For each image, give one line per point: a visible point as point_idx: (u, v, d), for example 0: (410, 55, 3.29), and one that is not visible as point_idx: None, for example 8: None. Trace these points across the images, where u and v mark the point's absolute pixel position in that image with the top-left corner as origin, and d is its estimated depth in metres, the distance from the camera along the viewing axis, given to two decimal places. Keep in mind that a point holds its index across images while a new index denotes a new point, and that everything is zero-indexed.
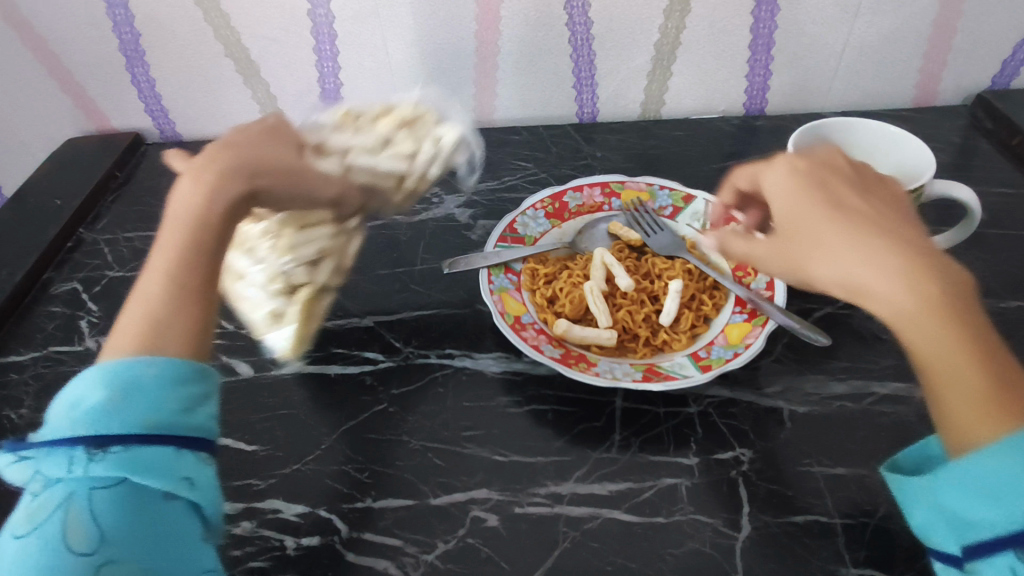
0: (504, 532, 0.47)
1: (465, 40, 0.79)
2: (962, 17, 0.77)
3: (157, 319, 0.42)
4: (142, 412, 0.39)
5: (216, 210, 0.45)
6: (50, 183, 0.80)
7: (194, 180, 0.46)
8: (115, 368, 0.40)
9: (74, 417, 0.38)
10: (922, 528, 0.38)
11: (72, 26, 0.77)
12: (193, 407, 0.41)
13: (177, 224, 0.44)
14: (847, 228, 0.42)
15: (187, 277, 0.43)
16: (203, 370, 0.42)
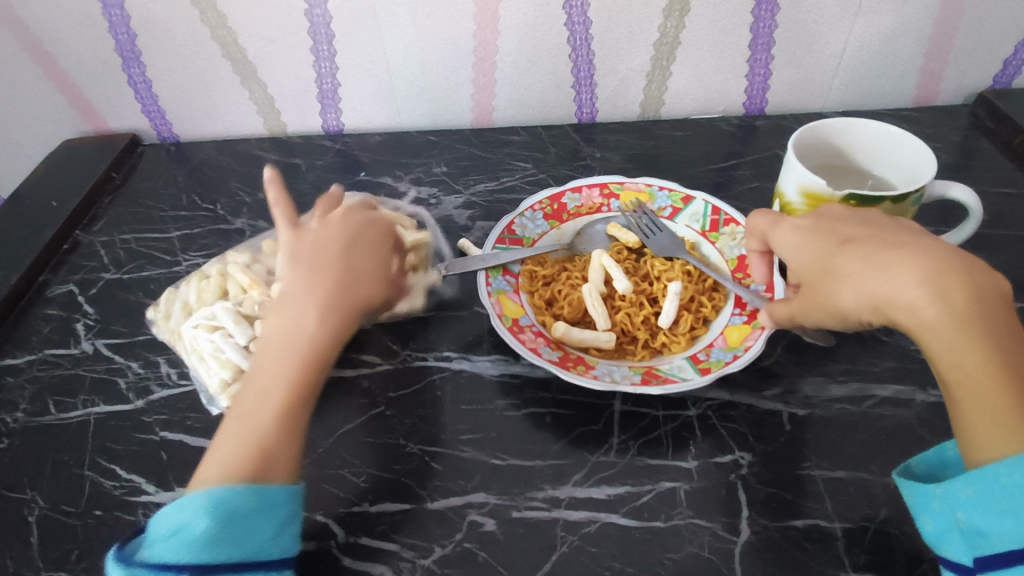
0: (502, 537, 0.47)
1: (463, 40, 0.78)
2: (963, 16, 0.77)
3: (266, 451, 0.42)
4: (239, 545, 0.39)
5: (321, 340, 0.46)
6: (47, 185, 0.80)
7: (317, 311, 0.47)
8: (220, 497, 0.40)
9: (179, 542, 0.39)
10: (936, 539, 0.40)
11: (68, 27, 0.77)
12: (283, 530, 0.42)
13: (289, 355, 0.45)
14: (861, 253, 0.44)
15: (297, 413, 0.44)
16: (291, 490, 0.43)
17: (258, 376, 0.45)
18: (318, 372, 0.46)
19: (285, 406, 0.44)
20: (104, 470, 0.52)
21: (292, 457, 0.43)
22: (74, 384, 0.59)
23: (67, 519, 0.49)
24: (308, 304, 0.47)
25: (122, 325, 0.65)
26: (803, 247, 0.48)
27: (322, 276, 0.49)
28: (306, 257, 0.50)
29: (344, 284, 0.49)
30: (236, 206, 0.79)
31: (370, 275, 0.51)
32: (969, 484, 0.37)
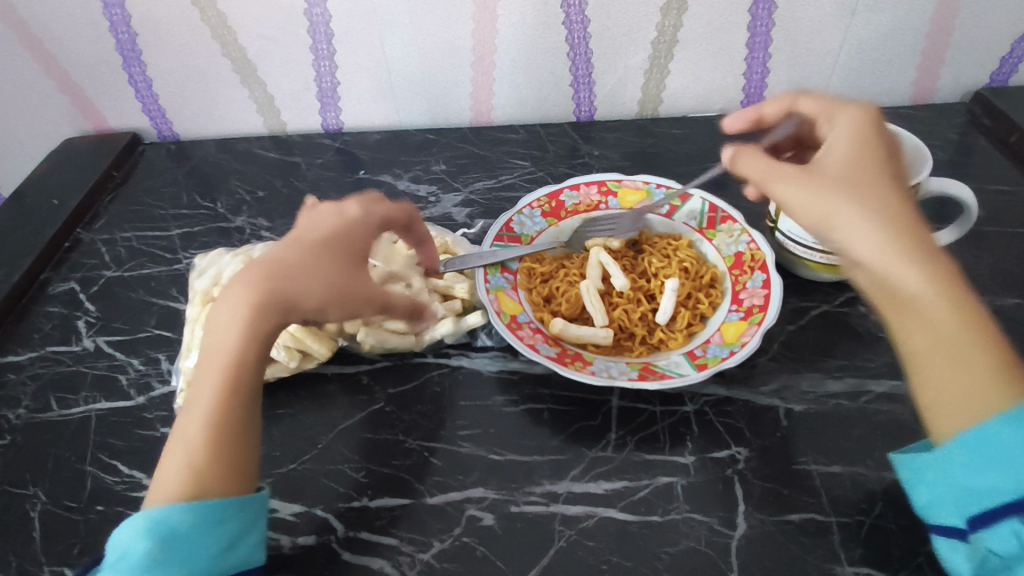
0: (500, 531, 0.47)
1: (462, 39, 0.78)
2: (959, 14, 0.77)
3: (197, 469, 0.42)
4: (179, 563, 0.39)
5: (250, 356, 0.44)
6: (48, 183, 0.80)
7: (240, 310, 0.44)
8: (155, 517, 0.40)
9: (121, 567, 0.39)
10: (929, 508, 0.41)
11: (69, 26, 0.77)
12: (234, 543, 0.41)
13: (213, 364, 0.44)
14: (882, 196, 0.43)
15: (225, 429, 0.43)
16: (237, 501, 0.42)
17: (194, 385, 0.45)
18: (248, 382, 0.44)
19: (218, 414, 0.43)
20: (106, 466, 0.53)
21: (224, 463, 0.42)
22: (75, 381, 0.60)
23: (68, 514, 0.50)
24: (237, 305, 0.44)
25: (123, 323, 0.65)
26: (847, 158, 0.46)
27: (290, 261, 0.46)
28: (278, 250, 0.48)
29: (288, 284, 0.45)
30: (237, 204, 0.80)
31: (321, 275, 0.46)
32: (962, 449, 0.38)
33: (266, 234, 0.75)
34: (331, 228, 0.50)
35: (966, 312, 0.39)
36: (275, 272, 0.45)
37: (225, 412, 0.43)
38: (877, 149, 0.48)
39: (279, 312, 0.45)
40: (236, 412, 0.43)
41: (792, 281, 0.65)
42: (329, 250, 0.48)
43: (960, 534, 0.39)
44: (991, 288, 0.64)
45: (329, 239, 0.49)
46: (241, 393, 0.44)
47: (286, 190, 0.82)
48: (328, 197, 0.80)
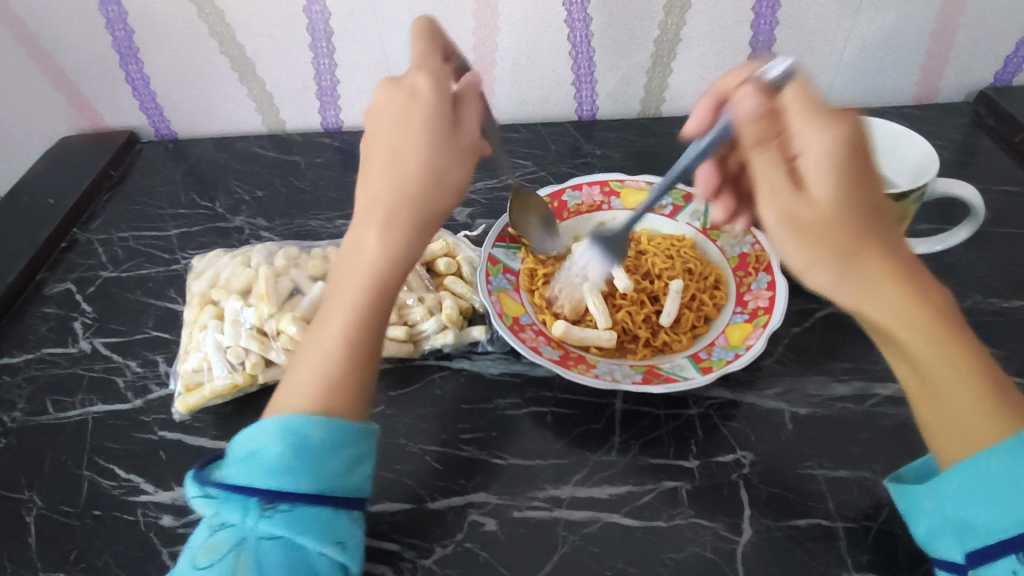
0: (503, 537, 0.46)
1: (462, 37, 0.78)
2: (964, 14, 0.76)
3: (334, 383, 0.44)
4: (306, 474, 0.41)
5: (392, 274, 0.46)
6: (44, 183, 0.79)
7: (379, 229, 0.46)
8: (292, 424, 0.42)
9: (253, 465, 0.41)
10: (930, 537, 0.41)
11: (65, 24, 0.77)
12: (353, 468, 0.42)
13: (358, 281, 0.45)
14: (862, 245, 0.41)
15: (365, 346, 0.45)
16: (363, 429, 0.44)
17: (332, 301, 0.46)
18: (389, 296, 0.46)
19: (353, 336, 0.45)
20: (103, 469, 0.52)
21: (357, 390, 0.44)
22: (72, 383, 0.59)
23: (65, 519, 0.49)
24: (375, 223, 0.46)
25: (120, 324, 0.64)
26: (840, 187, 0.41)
27: (421, 172, 0.45)
28: (397, 159, 0.46)
29: (421, 205, 0.46)
30: (235, 204, 0.79)
31: (445, 188, 0.46)
32: (954, 481, 0.39)
33: (265, 235, 0.74)
34: (433, 118, 0.46)
35: (949, 346, 0.40)
36: (408, 190, 0.45)
37: (359, 334, 0.45)
38: (855, 165, 0.41)
39: (416, 230, 0.46)
40: (370, 333, 0.46)
41: (796, 283, 0.65)
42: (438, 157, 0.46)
43: (960, 568, 0.39)
44: (996, 290, 0.64)
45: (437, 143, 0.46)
46: (381, 308, 0.46)
47: (285, 189, 0.81)
48: (328, 197, 0.79)
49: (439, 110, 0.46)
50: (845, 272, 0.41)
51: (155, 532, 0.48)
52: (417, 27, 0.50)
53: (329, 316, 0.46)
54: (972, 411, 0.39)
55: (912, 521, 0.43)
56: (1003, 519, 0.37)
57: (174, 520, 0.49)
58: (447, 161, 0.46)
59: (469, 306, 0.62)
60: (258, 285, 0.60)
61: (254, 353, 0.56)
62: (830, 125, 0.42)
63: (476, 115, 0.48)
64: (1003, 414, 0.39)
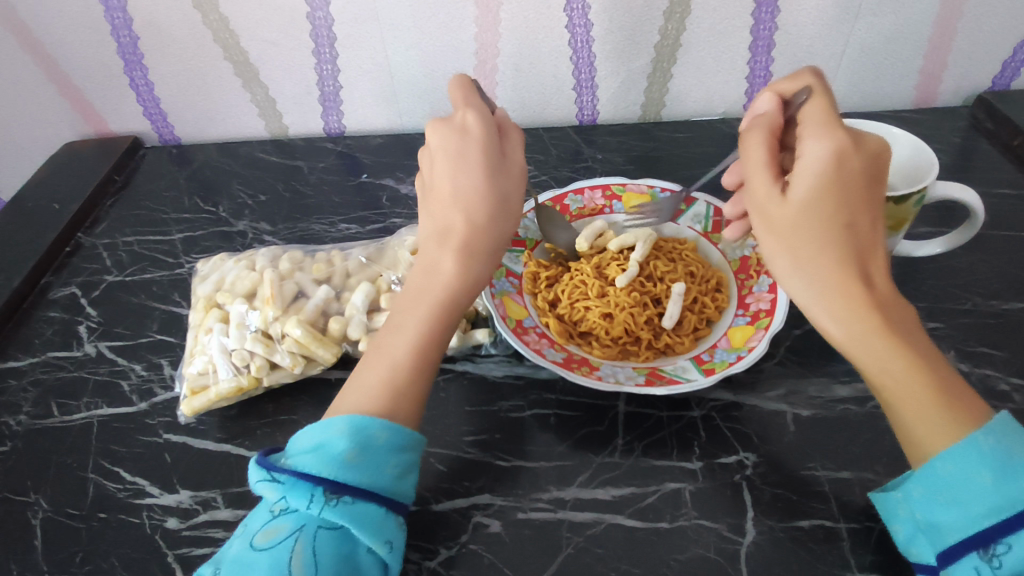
0: (507, 538, 0.47)
1: (465, 42, 0.78)
2: (962, 18, 0.77)
3: (399, 388, 0.46)
4: (368, 471, 0.42)
5: (461, 295, 0.49)
6: (48, 188, 0.80)
7: (456, 255, 0.49)
8: (359, 423, 0.43)
9: (319, 457, 0.42)
10: (906, 543, 0.41)
11: (71, 31, 0.77)
12: (406, 474, 0.44)
13: (431, 298, 0.48)
14: (821, 244, 0.43)
15: (429, 360, 0.47)
16: (419, 438, 0.45)
17: (399, 312, 0.49)
18: (458, 313, 0.49)
19: (424, 347, 0.47)
20: (108, 472, 0.52)
21: (418, 400, 0.46)
22: (76, 386, 0.59)
23: (70, 522, 0.49)
24: (452, 248, 0.49)
25: (124, 328, 0.65)
26: (814, 194, 0.44)
27: (487, 200, 0.49)
28: (463, 189, 0.49)
29: (491, 230, 0.50)
30: (239, 208, 0.79)
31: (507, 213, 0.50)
32: (918, 484, 0.40)
33: (268, 238, 0.75)
34: (488, 148, 0.50)
35: (889, 344, 0.42)
36: (480, 214, 0.49)
37: (430, 346, 0.48)
38: (843, 180, 0.44)
39: (487, 255, 0.50)
40: (437, 347, 0.48)
41: None
42: (499, 184, 0.50)
43: (934, 571, 0.39)
44: (996, 292, 0.64)
45: (496, 166, 0.50)
46: (446, 326, 0.49)
47: (289, 194, 0.81)
48: (331, 202, 0.80)
49: (490, 140, 0.50)
50: (801, 268, 0.44)
51: (160, 534, 0.48)
52: (465, 74, 0.54)
53: (397, 327, 0.49)
54: (926, 416, 0.41)
55: (890, 528, 0.42)
56: (964, 518, 0.38)
57: (179, 522, 0.49)
58: (506, 189, 0.50)
59: (473, 309, 0.62)
60: (263, 288, 0.61)
61: (259, 355, 0.56)
62: (827, 138, 0.44)
63: (518, 143, 0.53)
64: (961, 418, 0.40)
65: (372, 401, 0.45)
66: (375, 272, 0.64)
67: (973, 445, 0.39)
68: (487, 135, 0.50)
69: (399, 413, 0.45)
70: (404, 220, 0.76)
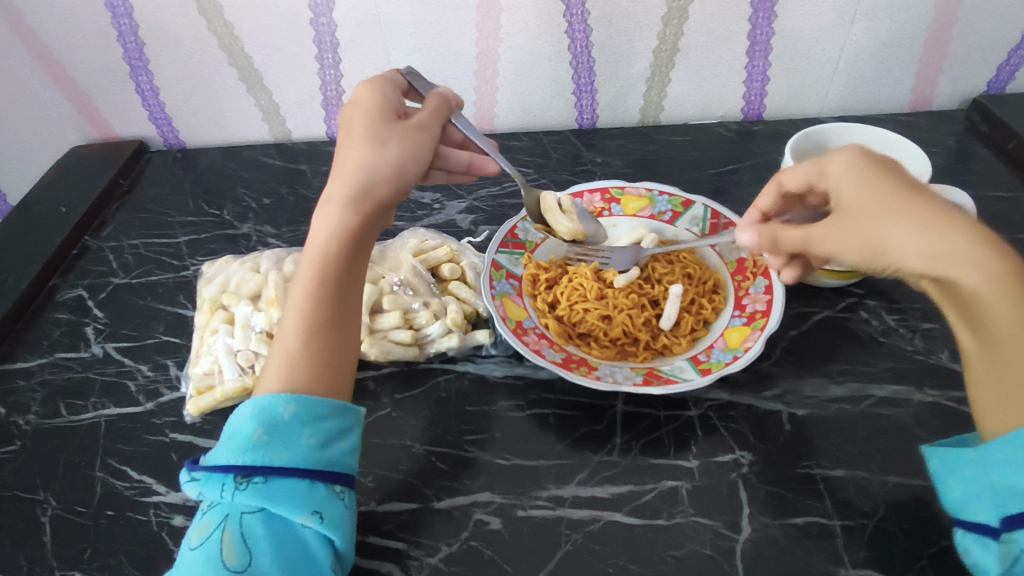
0: (507, 535, 0.47)
1: (465, 47, 0.79)
2: (957, 23, 0.78)
3: (290, 354, 0.47)
4: (279, 448, 0.43)
5: (334, 249, 0.49)
6: (55, 192, 0.81)
7: (323, 215, 0.50)
8: (265, 405, 0.45)
9: (229, 446, 0.44)
10: (965, 502, 0.42)
11: (78, 37, 0.79)
12: (328, 442, 0.45)
13: (309, 259, 0.50)
14: (892, 214, 0.41)
15: (315, 323, 0.48)
16: (332, 404, 0.47)
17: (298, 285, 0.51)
18: (339, 275, 0.49)
19: (308, 309, 0.48)
20: (115, 471, 0.53)
21: (314, 363, 0.47)
22: (84, 386, 0.60)
23: (78, 519, 0.50)
24: (322, 209, 0.50)
25: (131, 329, 0.66)
26: (863, 183, 0.44)
27: (357, 158, 0.49)
28: (342, 155, 0.50)
29: (356, 179, 0.49)
30: (243, 212, 0.80)
31: (378, 159, 0.49)
32: (1006, 446, 0.40)
33: (272, 241, 0.76)
34: (369, 115, 0.51)
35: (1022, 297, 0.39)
36: (350, 169, 0.49)
37: (315, 308, 0.48)
38: (882, 168, 0.45)
39: (348, 204, 0.49)
40: (325, 307, 0.49)
41: (794, 288, 0.66)
42: (374, 135, 0.50)
43: (990, 532, 0.40)
44: None
45: (374, 124, 0.50)
46: (330, 286, 0.49)
47: (292, 198, 0.82)
48: None
49: (375, 106, 0.51)
50: (913, 233, 0.40)
51: (167, 531, 0.49)
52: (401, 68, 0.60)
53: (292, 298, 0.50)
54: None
55: (948, 485, 0.43)
56: None
57: (185, 520, 0.50)
58: (382, 137, 0.50)
59: (473, 311, 0.63)
60: (268, 290, 0.62)
61: (264, 355, 0.57)
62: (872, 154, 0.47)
63: (430, 112, 0.53)
64: None
65: (274, 377, 0.47)
66: (377, 273, 0.65)
67: None
68: (380, 99, 0.53)
69: (300, 384, 0.47)
70: (405, 222, 0.77)
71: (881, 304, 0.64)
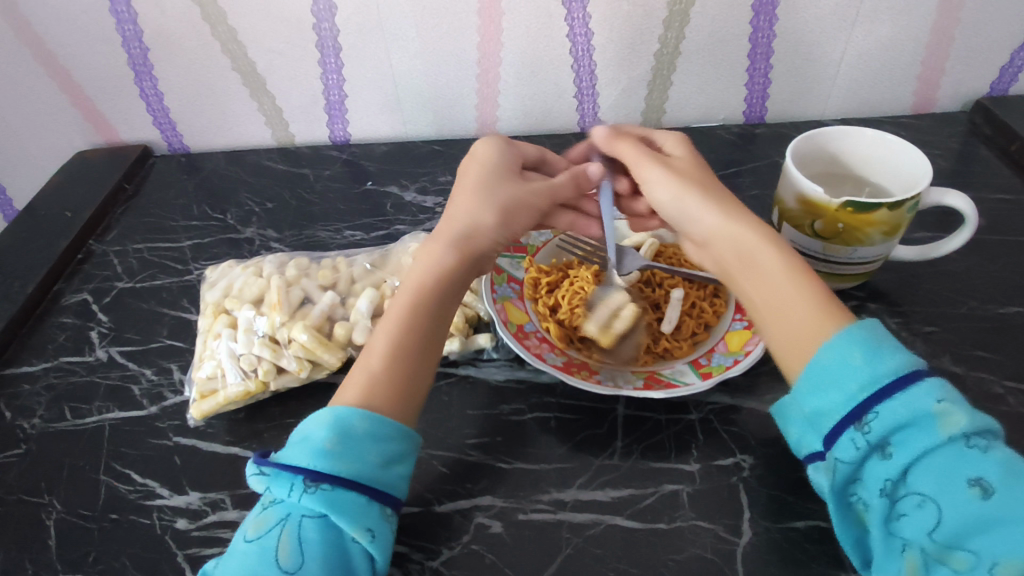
0: (509, 539, 0.48)
1: (467, 51, 0.80)
2: (959, 25, 0.78)
3: (376, 374, 0.48)
4: (348, 460, 0.43)
5: (431, 285, 0.52)
6: (61, 196, 0.82)
7: (427, 253, 0.54)
8: (342, 414, 0.45)
9: (303, 447, 0.44)
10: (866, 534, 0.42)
11: (84, 43, 0.79)
12: (390, 464, 0.45)
13: (407, 290, 0.52)
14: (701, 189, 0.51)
15: (404, 349, 0.49)
16: (402, 429, 0.46)
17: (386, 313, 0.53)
18: (433, 309, 0.51)
19: (400, 337, 0.50)
20: (120, 474, 0.54)
21: (398, 387, 0.48)
22: (89, 391, 0.61)
23: (83, 522, 0.51)
24: (429, 244, 0.55)
25: (135, 333, 0.66)
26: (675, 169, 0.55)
27: (468, 207, 0.55)
28: (459, 198, 0.56)
29: (464, 224, 0.54)
30: (246, 216, 0.81)
31: (488, 210, 0.54)
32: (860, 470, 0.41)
33: (275, 245, 0.76)
34: (490, 168, 0.57)
35: (767, 245, 0.47)
36: (462, 216, 0.54)
37: (407, 334, 0.50)
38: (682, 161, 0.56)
39: (452, 246, 0.53)
40: (414, 335, 0.50)
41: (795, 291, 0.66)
42: (487, 187, 0.55)
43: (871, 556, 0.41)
44: (993, 296, 0.65)
45: (491, 177, 0.56)
46: (422, 321, 0.51)
47: (294, 202, 0.83)
48: (335, 208, 0.81)
49: (500, 160, 0.58)
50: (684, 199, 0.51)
51: (170, 534, 0.50)
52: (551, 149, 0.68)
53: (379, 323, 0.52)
54: (803, 313, 0.44)
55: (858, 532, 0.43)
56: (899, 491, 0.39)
57: (189, 523, 0.50)
58: (493, 187, 0.55)
59: (475, 314, 0.64)
60: (270, 294, 0.62)
61: (266, 360, 0.57)
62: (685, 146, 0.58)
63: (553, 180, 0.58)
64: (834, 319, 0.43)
65: (355, 393, 0.47)
66: (378, 279, 0.66)
67: (853, 336, 0.41)
68: (498, 153, 0.59)
69: (378, 403, 0.47)
70: (408, 227, 0.77)
71: (882, 307, 0.64)
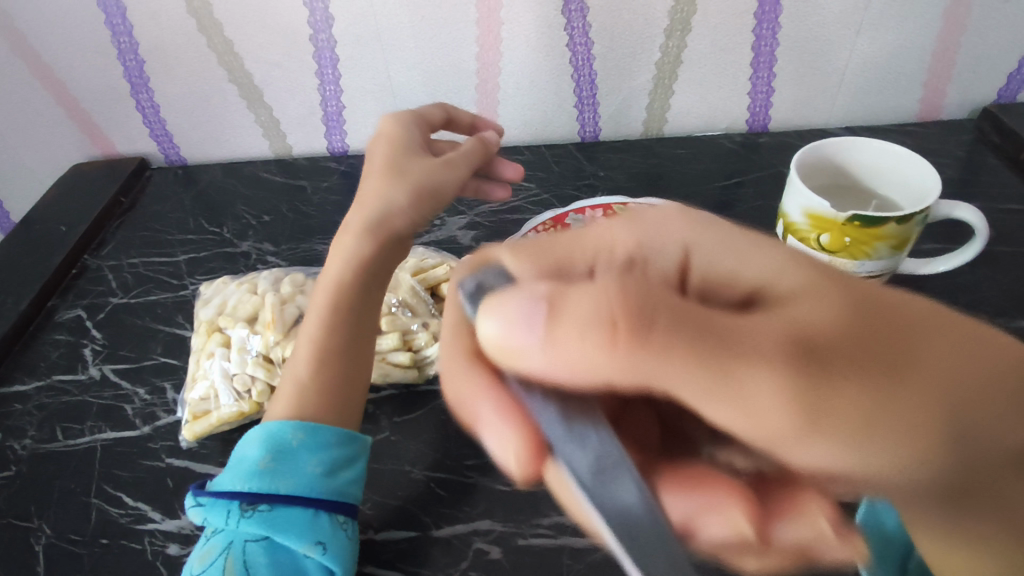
0: (508, 565, 0.46)
1: (466, 62, 0.79)
2: (966, 32, 0.76)
3: (303, 381, 0.51)
4: (286, 477, 0.46)
5: (348, 280, 0.55)
6: (56, 210, 0.81)
7: (346, 245, 0.56)
8: (273, 433, 0.48)
9: (236, 473, 0.46)
10: None
11: (79, 56, 0.79)
12: (333, 472, 0.48)
13: (325, 288, 0.55)
14: (877, 405, 0.26)
15: (330, 346, 0.53)
16: (346, 434, 0.50)
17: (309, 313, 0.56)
18: (353, 301, 0.55)
19: (321, 338, 0.53)
20: (111, 497, 0.53)
21: (325, 391, 0.51)
22: (81, 410, 0.60)
23: (73, 547, 0.49)
24: (347, 235, 0.57)
25: (128, 350, 0.65)
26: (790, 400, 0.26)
27: (377, 195, 0.57)
28: (367, 188, 0.58)
29: (374, 212, 0.57)
30: (242, 229, 0.80)
31: (398, 191, 0.56)
32: None
33: (272, 259, 0.75)
34: (397, 148, 0.58)
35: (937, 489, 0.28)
36: (374, 203, 0.57)
37: (331, 337, 0.53)
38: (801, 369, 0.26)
39: (365, 236, 0.56)
40: (338, 331, 0.53)
41: None
42: (393, 171, 0.57)
43: None
44: (1004, 310, 0.63)
45: (396, 157, 0.57)
46: (344, 319, 0.54)
47: (292, 215, 0.82)
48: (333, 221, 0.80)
49: (409, 134, 0.59)
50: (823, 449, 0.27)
51: (162, 560, 0.48)
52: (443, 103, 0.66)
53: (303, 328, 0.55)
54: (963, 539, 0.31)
55: None
56: None
57: (181, 548, 0.49)
58: (402, 166, 0.57)
59: None
60: (265, 312, 0.61)
61: (260, 380, 0.57)
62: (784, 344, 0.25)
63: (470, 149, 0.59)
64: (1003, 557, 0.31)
65: (284, 408, 0.50)
66: None
67: None
68: (400, 131, 0.59)
69: (307, 413, 0.50)
70: None
71: None
